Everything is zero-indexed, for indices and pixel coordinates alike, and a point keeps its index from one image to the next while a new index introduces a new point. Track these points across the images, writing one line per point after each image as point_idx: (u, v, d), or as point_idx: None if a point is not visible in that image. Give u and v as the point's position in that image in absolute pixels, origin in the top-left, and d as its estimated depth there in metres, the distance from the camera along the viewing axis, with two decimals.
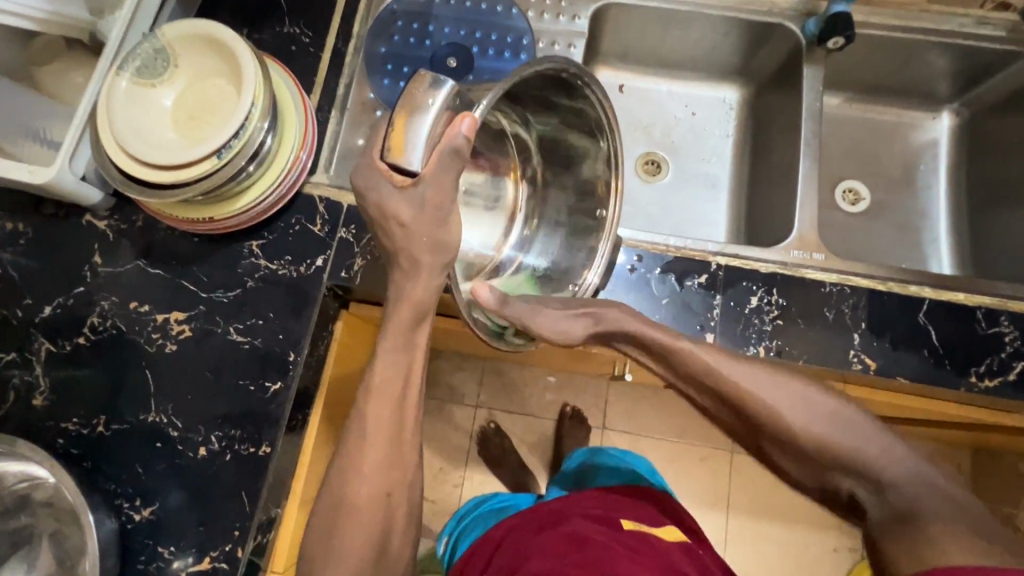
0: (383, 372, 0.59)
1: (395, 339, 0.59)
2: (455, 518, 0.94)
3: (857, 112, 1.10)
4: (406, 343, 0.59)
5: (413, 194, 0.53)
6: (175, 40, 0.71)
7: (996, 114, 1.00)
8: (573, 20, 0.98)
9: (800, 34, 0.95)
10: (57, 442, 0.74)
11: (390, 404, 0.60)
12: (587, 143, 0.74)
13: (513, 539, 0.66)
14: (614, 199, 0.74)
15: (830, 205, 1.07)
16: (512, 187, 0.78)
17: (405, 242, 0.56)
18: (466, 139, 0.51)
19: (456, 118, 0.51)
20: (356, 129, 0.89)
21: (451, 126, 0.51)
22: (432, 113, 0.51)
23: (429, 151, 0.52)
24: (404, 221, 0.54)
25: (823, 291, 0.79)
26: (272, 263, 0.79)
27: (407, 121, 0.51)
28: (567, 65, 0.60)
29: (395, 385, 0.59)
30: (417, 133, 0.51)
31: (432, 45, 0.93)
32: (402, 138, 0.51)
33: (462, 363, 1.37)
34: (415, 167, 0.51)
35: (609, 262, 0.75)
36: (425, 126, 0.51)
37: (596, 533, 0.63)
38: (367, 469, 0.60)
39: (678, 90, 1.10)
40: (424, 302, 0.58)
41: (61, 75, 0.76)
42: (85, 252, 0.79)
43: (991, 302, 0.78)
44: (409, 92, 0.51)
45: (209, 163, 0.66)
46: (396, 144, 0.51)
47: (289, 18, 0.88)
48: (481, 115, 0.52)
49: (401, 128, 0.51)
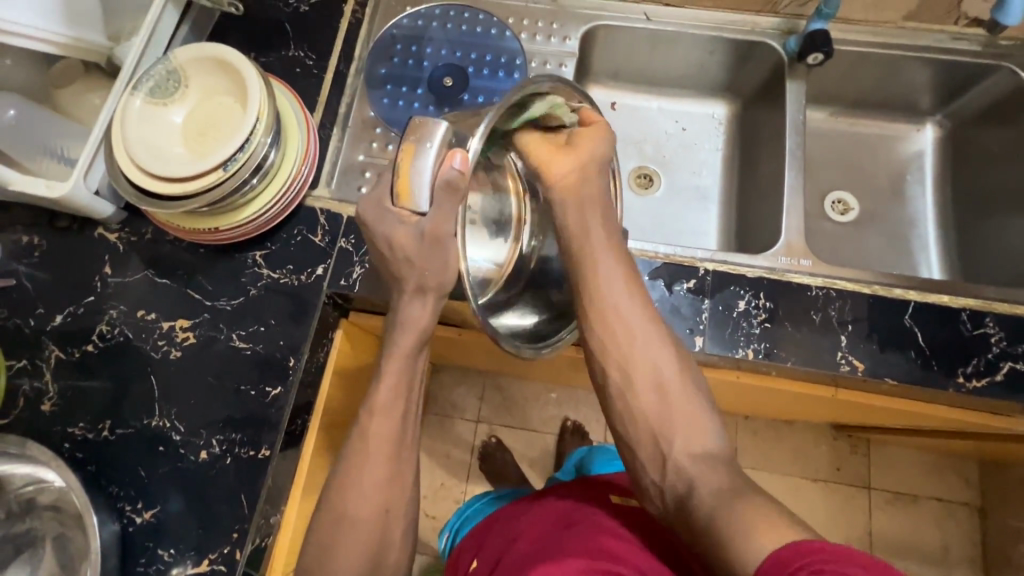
0: (388, 388, 0.62)
1: (401, 361, 0.62)
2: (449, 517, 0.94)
3: (843, 125, 1.13)
4: (410, 366, 0.63)
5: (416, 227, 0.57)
6: (186, 62, 0.75)
7: (978, 126, 1.03)
8: (564, 41, 1.02)
9: (782, 51, 0.99)
10: (64, 446, 0.76)
11: (395, 421, 0.61)
12: None
13: (500, 525, 0.66)
14: (618, 201, 0.78)
15: (819, 215, 1.10)
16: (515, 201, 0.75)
17: (413, 274, 0.61)
18: (460, 173, 0.55)
19: (449, 155, 0.55)
20: (356, 145, 0.93)
21: (444, 164, 0.55)
22: (430, 155, 0.54)
23: (432, 188, 0.55)
24: (411, 255, 0.59)
25: (809, 294, 0.81)
26: (274, 273, 0.82)
27: (410, 167, 0.54)
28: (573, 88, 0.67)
29: (400, 401, 0.62)
30: (420, 177, 0.54)
31: (429, 66, 0.98)
32: (408, 184, 0.55)
33: (463, 378, 1.39)
34: (424, 208, 0.56)
35: None
36: (426, 172, 0.54)
37: (580, 510, 0.62)
38: (361, 473, 0.59)
39: (669, 107, 1.14)
40: (427, 326, 0.63)
41: (79, 97, 0.81)
42: (96, 263, 0.83)
43: (976, 304, 0.80)
44: (410, 138, 0.54)
45: (216, 175, 0.70)
46: (405, 190, 0.56)
47: (294, 41, 0.93)
48: (474, 151, 0.55)
49: (404, 176, 0.55)
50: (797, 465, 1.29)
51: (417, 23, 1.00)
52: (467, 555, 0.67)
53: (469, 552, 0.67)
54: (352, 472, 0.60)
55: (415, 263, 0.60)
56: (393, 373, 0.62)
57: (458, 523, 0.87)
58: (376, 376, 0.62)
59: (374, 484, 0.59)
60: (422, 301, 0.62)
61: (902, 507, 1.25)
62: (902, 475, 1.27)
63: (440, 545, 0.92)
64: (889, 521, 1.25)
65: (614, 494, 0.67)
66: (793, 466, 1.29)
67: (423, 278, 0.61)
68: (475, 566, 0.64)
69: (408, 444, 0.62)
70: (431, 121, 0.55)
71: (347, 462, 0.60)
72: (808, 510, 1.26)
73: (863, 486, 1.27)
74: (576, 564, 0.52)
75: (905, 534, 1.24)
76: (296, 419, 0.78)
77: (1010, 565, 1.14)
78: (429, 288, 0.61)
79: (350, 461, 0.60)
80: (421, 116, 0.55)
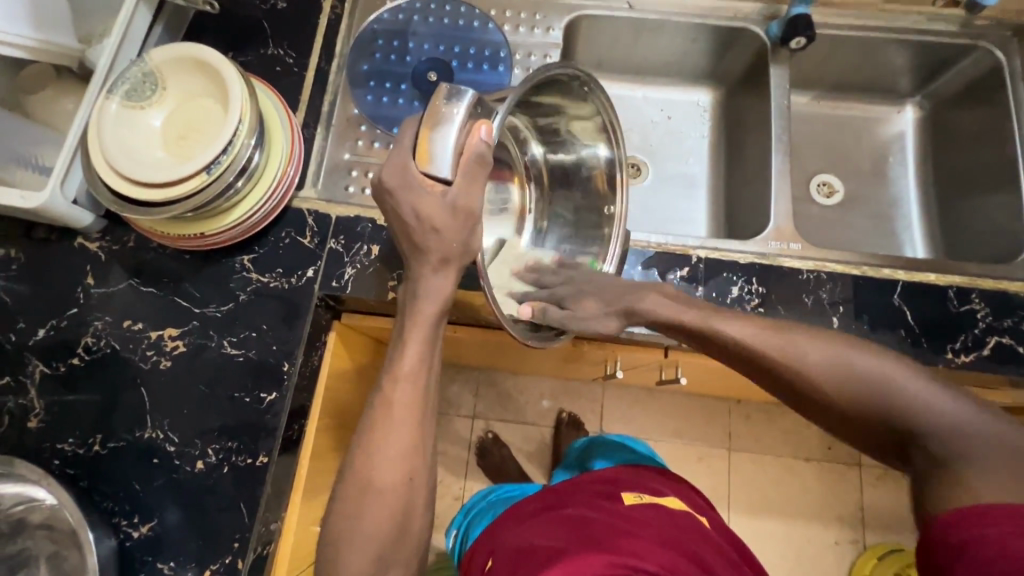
0: (410, 364, 0.59)
1: (421, 333, 0.59)
2: (460, 511, 0.93)
3: (825, 108, 1.14)
4: (430, 337, 0.60)
5: (444, 199, 0.54)
6: (162, 64, 0.73)
7: (954, 106, 1.05)
8: (548, 32, 1.01)
9: (764, 36, 1.00)
10: (53, 462, 0.75)
11: (420, 392, 0.59)
12: (588, 141, 0.78)
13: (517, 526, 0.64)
14: (620, 195, 0.77)
15: (805, 200, 1.10)
16: (517, 190, 0.78)
17: (441, 244, 0.56)
18: (487, 145, 0.53)
19: (476, 126, 0.53)
20: (341, 144, 0.91)
21: (471, 136, 0.53)
22: (456, 123, 0.52)
23: (456, 156, 0.53)
24: (438, 226, 0.55)
25: (800, 278, 0.82)
26: (263, 276, 0.81)
27: (433, 132, 0.52)
28: (579, 71, 0.66)
29: (424, 372, 0.59)
30: (445, 141, 0.52)
31: (412, 61, 0.96)
32: (429, 147, 0.52)
33: (458, 374, 1.38)
34: (446, 176, 0.53)
35: (620, 254, 0.77)
36: (452, 136, 0.52)
37: (598, 515, 0.60)
38: (385, 456, 0.58)
39: (654, 96, 1.14)
40: (446, 296, 0.59)
41: (50, 102, 0.78)
42: (77, 274, 0.80)
43: (961, 281, 0.82)
44: (435, 106, 0.53)
45: (198, 179, 0.68)
46: (423, 153, 0.53)
47: (273, 39, 0.91)
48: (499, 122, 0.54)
49: (427, 139, 0.52)
50: (790, 445, 1.31)
51: (397, 17, 0.98)
52: (480, 552, 0.65)
53: (483, 551, 0.65)
54: (369, 452, 0.58)
55: (442, 234, 0.55)
56: (415, 347, 0.59)
57: (465, 522, 0.87)
58: (397, 347, 0.60)
59: (400, 470, 0.58)
60: (445, 275, 0.58)
61: (891, 481, 1.28)
62: None
63: (450, 548, 0.92)
64: (880, 495, 1.27)
65: (626, 492, 0.67)
66: (785, 447, 1.31)
67: (448, 249, 0.57)
68: (490, 564, 0.60)
69: (428, 419, 0.60)
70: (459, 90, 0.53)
71: (371, 444, 0.58)
72: (801, 489, 1.29)
73: (852, 462, 1.29)
74: (598, 561, 0.51)
75: (893, 507, 1.27)
76: (293, 424, 0.77)
77: None
78: (455, 260, 0.57)
79: (376, 438, 0.58)
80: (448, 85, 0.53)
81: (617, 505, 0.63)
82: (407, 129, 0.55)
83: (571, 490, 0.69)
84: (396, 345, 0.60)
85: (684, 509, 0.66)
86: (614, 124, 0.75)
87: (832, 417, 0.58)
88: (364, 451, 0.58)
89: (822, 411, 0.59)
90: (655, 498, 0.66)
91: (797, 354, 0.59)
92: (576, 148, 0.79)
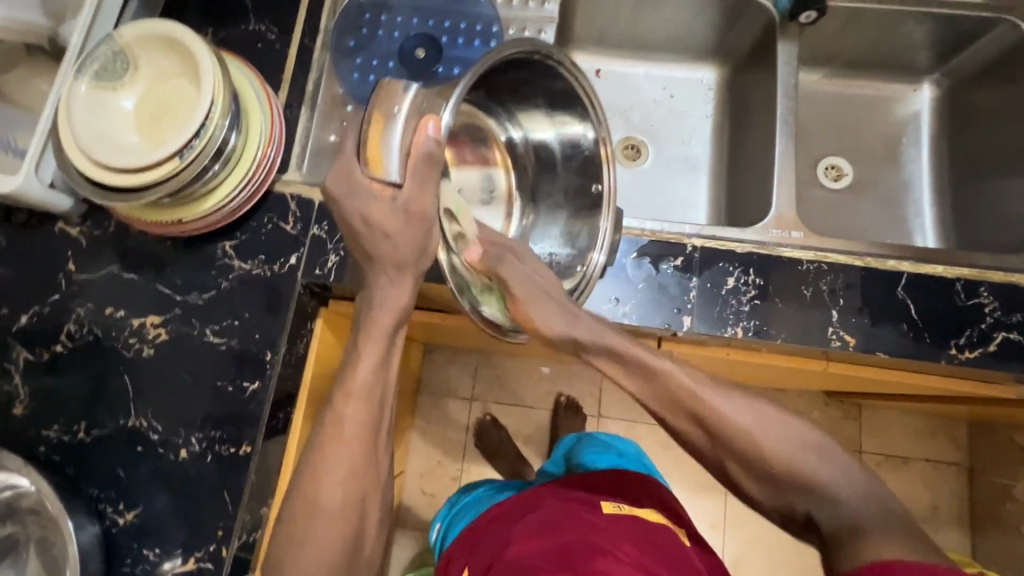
0: (361, 380, 0.57)
1: (374, 347, 0.57)
2: (444, 505, 0.92)
3: (837, 86, 1.08)
4: (385, 352, 0.58)
5: (394, 204, 0.51)
6: (132, 42, 0.70)
7: (976, 84, 0.99)
8: (543, 5, 0.95)
9: (772, 9, 0.93)
10: (39, 449, 0.75)
11: (371, 408, 0.57)
12: (571, 123, 0.74)
13: (496, 530, 0.65)
14: (608, 169, 0.73)
15: (812, 184, 1.06)
16: (503, 175, 0.79)
17: (392, 254, 0.54)
18: (436, 142, 0.50)
19: (423, 123, 0.50)
20: (326, 125, 0.88)
21: (419, 133, 0.50)
22: (402, 121, 0.50)
23: (405, 156, 0.50)
24: (390, 232, 0.52)
25: (800, 269, 0.78)
26: (245, 263, 0.79)
27: (379, 132, 0.50)
28: (532, 45, 0.62)
29: (378, 387, 0.58)
30: (392, 142, 0.49)
31: (400, 37, 0.92)
32: (378, 149, 0.50)
33: (456, 356, 1.37)
34: (396, 177, 0.50)
35: (612, 240, 0.73)
36: (399, 134, 0.49)
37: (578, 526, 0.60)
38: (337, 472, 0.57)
39: (656, 73, 1.09)
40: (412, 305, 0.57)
41: (24, 82, 0.76)
42: (59, 260, 0.79)
43: (970, 273, 0.78)
44: (378, 103, 0.50)
45: (172, 164, 0.66)
46: (372, 156, 0.50)
47: (254, 14, 0.87)
48: (447, 117, 0.51)
49: (374, 141, 0.50)
50: None
51: None
52: (459, 558, 0.66)
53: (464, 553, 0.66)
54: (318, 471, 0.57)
55: (393, 241, 0.53)
56: (370, 361, 0.57)
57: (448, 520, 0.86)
58: (351, 361, 0.57)
59: (354, 480, 0.57)
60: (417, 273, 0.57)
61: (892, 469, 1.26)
62: (893, 438, 1.26)
63: (434, 542, 0.91)
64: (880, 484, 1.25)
65: (604, 501, 0.66)
66: None
67: (399, 257, 0.54)
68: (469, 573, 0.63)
69: (383, 431, 0.59)
70: (401, 85, 0.50)
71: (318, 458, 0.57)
72: None
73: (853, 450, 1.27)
74: None
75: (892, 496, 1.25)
76: (278, 413, 0.76)
77: (995, 520, 1.15)
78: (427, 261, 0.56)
79: (324, 455, 0.57)
80: (389, 80, 0.51)
81: (596, 516, 0.62)
82: (354, 132, 0.53)
83: (546, 494, 0.68)
84: (348, 360, 0.58)
85: (661, 520, 0.65)
86: (597, 104, 0.71)
87: (744, 472, 0.57)
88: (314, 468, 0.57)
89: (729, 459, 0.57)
90: (634, 510, 0.65)
91: (713, 403, 0.56)
92: (560, 128, 0.76)
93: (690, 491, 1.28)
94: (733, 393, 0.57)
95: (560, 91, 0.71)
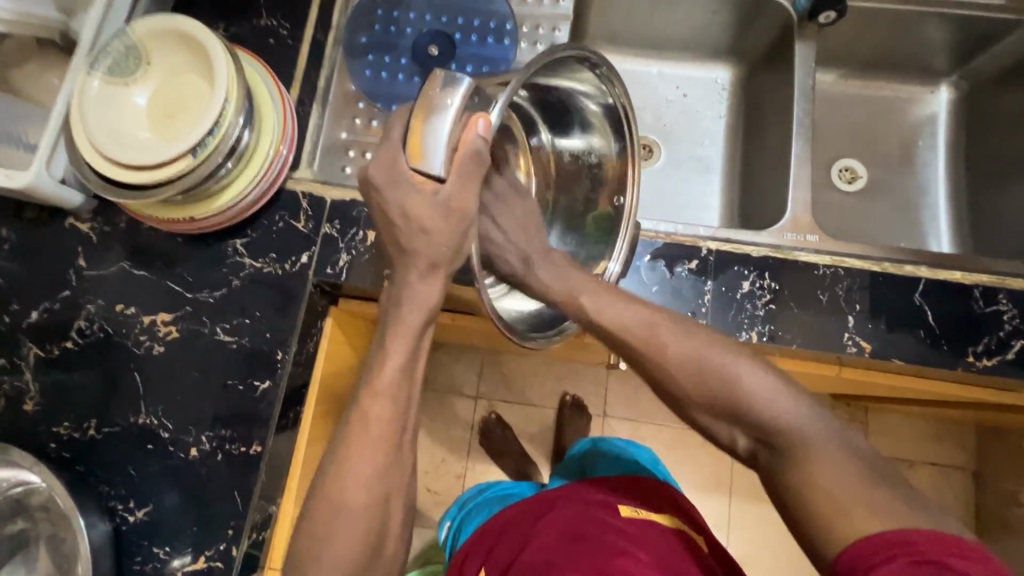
0: (386, 376, 0.56)
1: (401, 346, 0.56)
2: (455, 504, 0.92)
3: (853, 88, 1.07)
4: (409, 351, 0.57)
5: (435, 199, 0.51)
6: (145, 38, 0.69)
7: (996, 87, 0.97)
8: (557, 3, 0.94)
9: (791, 9, 0.92)
10: (50, 446, 0.75)
11: (395, 407, 0.57)
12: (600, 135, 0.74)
13: (515, 530, 0.65)
14: (631, 190, 0.73)
15: (826, 186, 1.05)
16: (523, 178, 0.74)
17: (428, 249, 0.53)
18: (484, 141, 0.50)
19: (472, 120, 0.50)
20: (338, 122, 0.87)
21: (467, 129, 0.50)
22: (452, 115, 0.49)
23: (450, 151, 0.50)
24: (426, 227, 0.52)
25: (816, 273, 0.78)
26: (256, 262, 0.78)
27: (425, 124, 0.49)
28: (585, 49, 0.62)
29: (402, 386, 0.57)
30: (438, 135, 0.49)
31: (412, 34, 0.91)
32: (422, 141, 0.49)
33: (461, 354, 1.37)
34: (438, 171, 0.50)
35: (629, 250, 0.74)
36: (445, 128, 0.49)
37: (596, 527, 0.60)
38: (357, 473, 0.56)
39: (669, 72, 1.08)
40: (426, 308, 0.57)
41: (34, 77, 0.75)
42: (69, 256, 0.79)
43: (989, 280, 0.77)
44: (427, 95, 0.49)
45: (184, 162, 0.65)
46: (416, 148, 0.50)
47: (266, 10, 0.86)
48: (497, 116, 0.51)
49: (418, 133, 0.49)
50: None
51: None
52: (475, 558, 0.66)
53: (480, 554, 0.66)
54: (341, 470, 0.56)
55: (431, 237, 0.52)
56: (395, 358, 0.56)
57: (457, 521, 0.86)
58: (377, 358, 0.57)
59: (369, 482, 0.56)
60: (432, 277, 0.56)
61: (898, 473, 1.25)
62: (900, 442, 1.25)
63: (442, 541, 0.91)
64: None
65: (623, 505, 0.65)
66: None
67: (436, 254, 0.54)
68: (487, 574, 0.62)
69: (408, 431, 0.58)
70: (455, 77, 0.50)
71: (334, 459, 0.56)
72: None
73: None
74: None
75: None
76: (288, 412, 0.76)
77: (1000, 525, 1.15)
78: (444, 265, 0.55)
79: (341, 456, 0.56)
80: (442, 72, 0.50)
81: (614, 518, 0.62)
82: (395, 126, 0.52)
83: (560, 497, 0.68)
84: (373, 356, 0.57)
85: (677, 524, 0.65)
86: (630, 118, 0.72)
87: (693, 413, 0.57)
88: (336, 467, 0.56)
89: (687, 416, 0.57)
90: (651, 514, 0.65)
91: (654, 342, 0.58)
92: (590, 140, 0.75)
93: (694, 492, 1.28)
94: (676, 330, 0.58)
95: (586, 96, 0.71)
